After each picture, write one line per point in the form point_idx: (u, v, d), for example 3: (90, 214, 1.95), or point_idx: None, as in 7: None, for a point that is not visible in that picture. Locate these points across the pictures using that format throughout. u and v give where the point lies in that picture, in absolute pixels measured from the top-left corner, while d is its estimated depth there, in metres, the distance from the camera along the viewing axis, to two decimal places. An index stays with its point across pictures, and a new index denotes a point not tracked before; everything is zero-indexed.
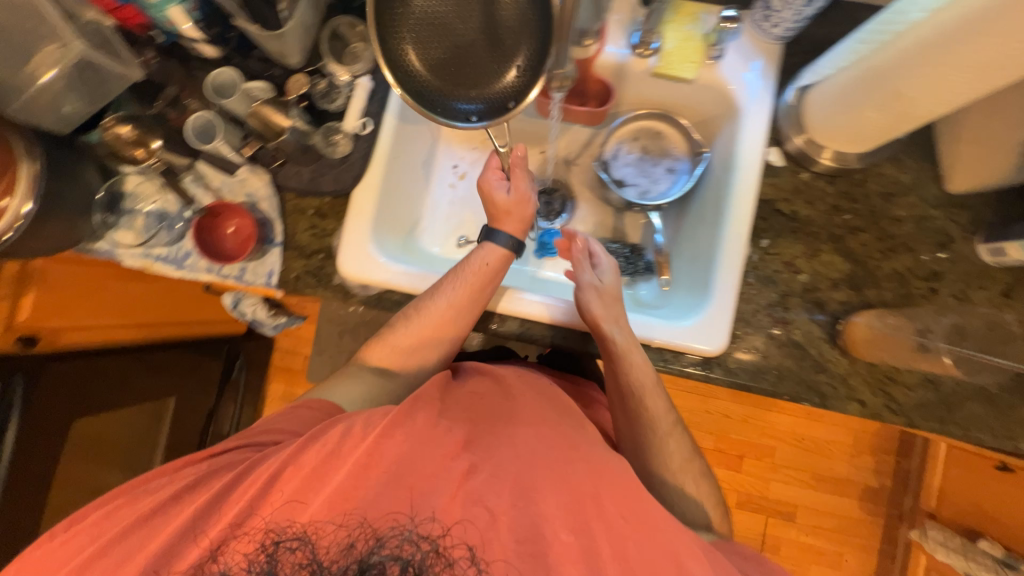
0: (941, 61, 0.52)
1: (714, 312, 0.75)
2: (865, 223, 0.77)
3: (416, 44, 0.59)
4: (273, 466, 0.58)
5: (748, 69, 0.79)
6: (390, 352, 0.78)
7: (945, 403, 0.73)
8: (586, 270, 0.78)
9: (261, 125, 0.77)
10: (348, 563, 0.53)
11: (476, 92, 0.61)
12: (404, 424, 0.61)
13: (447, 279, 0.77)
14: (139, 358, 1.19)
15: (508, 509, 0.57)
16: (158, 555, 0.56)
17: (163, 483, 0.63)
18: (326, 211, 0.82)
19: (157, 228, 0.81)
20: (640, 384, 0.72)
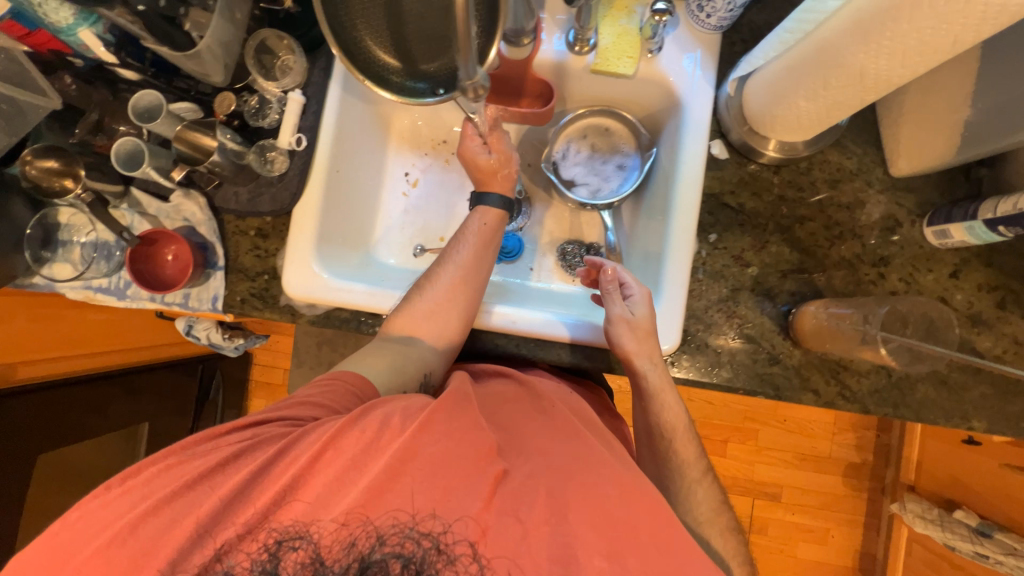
0: (863, 49, 0.51)
1: (666, 305, 0.74)
2: (812, 212, 0.76)
3: (369, 26, 0.56)
4: (317, 443, 0.55)
5: (687, 61, 0.77)
6: (406, 323, 0.74)
7: (897, 387, 0.73)
8: (615, 302, 0.72)
9: (188, 149, 0.74)
10: (347, 561, 0.50)
11: (435, 64, 0.57)
12: (448, 416, 0.57)
13: (452, 246, 0.78)
14: (117, 384, 1.14)
15: (540, 524, 0.53)
16: (173, 548, 0.51)
17: (198, 450, 0.58)
18: (268, 230, 0.80)
19: (94, 259, 0.79)
20: (670, 421, 0.72)
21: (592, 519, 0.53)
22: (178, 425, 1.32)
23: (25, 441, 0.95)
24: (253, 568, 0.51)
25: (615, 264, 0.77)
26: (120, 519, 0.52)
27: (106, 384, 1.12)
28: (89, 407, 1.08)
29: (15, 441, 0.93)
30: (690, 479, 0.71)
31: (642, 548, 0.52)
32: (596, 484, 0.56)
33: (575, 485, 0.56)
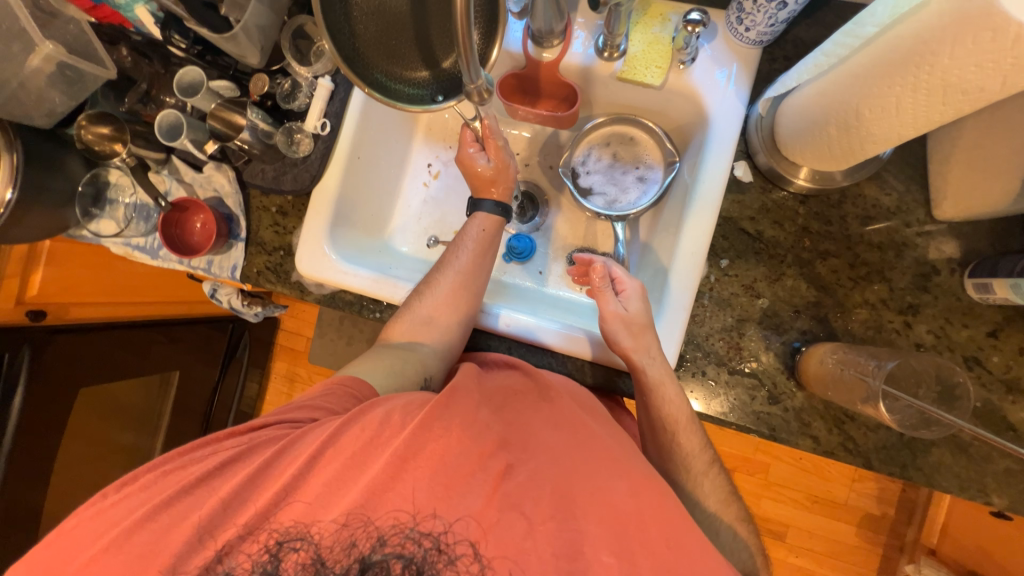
0: (898, 81, 0.47)
1: (666, 327, 0.71)
2: (838, 248, 0.71)
3: (370, 33, 0.57)
4: (316, 440, 0.56)
5: (721, 74, 0.73)
6: (406, 331, 0.76)
7: (908, 447, 0.68)
8: (608, 300, 0.70)
9: (223, 126, 0.78)
10: (348, 563, 0.48)
11: (432, 73, 0.59)
12: (447, 412, 0.56)
13: (451, 250, 0.79)
14: (162, 334, 1.23)
15: (545, 520, 0.51)
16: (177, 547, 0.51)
17: (197, 455, 0.59)
18: (288, 208, 0.84)
19: (133, 219, 0.85)
20: (674, 416, 0.67)
21: (602, 518, 0.52)
22: (206, 377, 1.38)
23: (75, 379, 1.02)
24: (254, 569, 0.50)
25: (603, 259, 0.74)
26: (114, 530, 0.53)
27: (147, 332, 1.19)
28: (134, 349, 1.15)
29: (67, 376, 1.00)
30: (705, 490, 0.68)
31: (651, 555, 0.50)
32: (608, 489, 0.54)
33: (580, 482, 0.54)
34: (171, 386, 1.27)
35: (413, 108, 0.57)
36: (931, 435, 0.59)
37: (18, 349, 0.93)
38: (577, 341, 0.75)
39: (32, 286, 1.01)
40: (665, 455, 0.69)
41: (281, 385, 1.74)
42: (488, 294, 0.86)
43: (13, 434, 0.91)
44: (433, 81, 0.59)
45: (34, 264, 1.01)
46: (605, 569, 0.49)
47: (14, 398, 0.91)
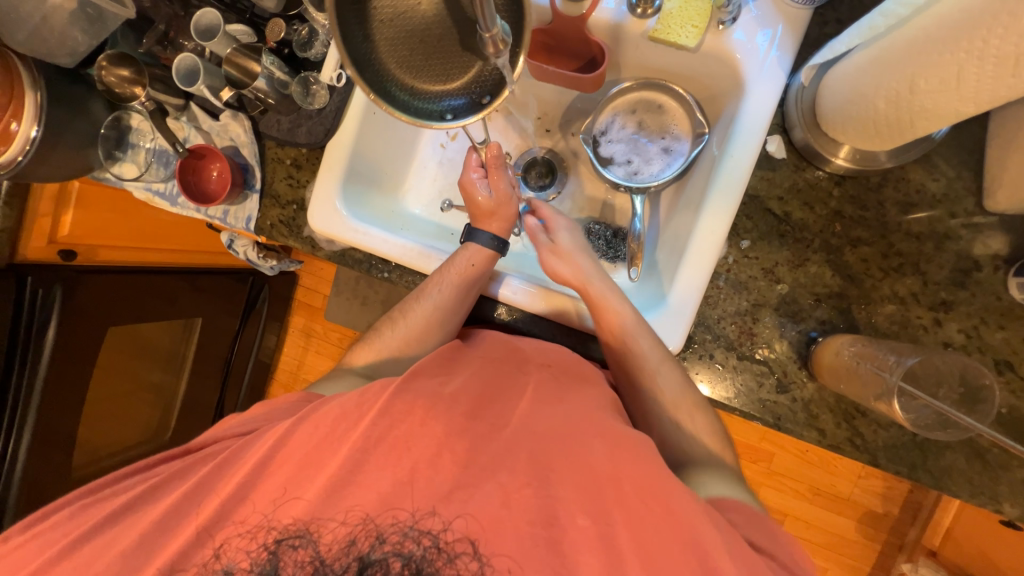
0: (965, 44, 0.41)
1: (665, 316, 0.69)
2: (872, 236, 0.67)
3: (387, 43, 0.52)
4: (320, 421, 0.56)
5: (765, 37, 0.67)
6: (368, 361, 0.78)
7: (920, 448, 0.66)
8: (542, 236, 0.80)
9: (239, 73, 0.78)
10: (348, 561, 0.46)
11: (450, 88, 0.55)
12: (406, 390, 0.56)
13: (433, 280, 0.77)
14: (186, 281, 1.27)
15: (522, 487, 0.51)
16: (184, 535, 0.52)
17: (137, 481, 0.60)
18: (302, 161, 0.84)
19: (152, 163, 0.87)
20: (617, 323, 0.69)
21: (606, 508, 0.50)
22: (227, 328, 1.43)
23: (102, 319, 1.06)
24: (253, 569, 0.48)
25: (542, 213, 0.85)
26: (68, 535, 0.55)
27: (171, 279, 1.24)
28: (162, 295, 1.21)
29: (94, 316, 1.04)
30: None
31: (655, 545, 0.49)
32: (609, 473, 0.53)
33: (582, 464, 0.53)
34: (195, 330, 1.32)
35: (422, 124, 0.54)
36: (946, 437, 0.57)
37: (51, 288, 0.96)
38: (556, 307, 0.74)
39: (63, 226, 1.04)
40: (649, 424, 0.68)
41: (299, 339, 1.80)
42: (503, 264, 0.85)
43: (46, 374, 0.95)
44: (450, 97, 0.55)
45: (65, 204, 1.04)
46: (581, 533, 0.49)
47: (48, 330, 0.95)
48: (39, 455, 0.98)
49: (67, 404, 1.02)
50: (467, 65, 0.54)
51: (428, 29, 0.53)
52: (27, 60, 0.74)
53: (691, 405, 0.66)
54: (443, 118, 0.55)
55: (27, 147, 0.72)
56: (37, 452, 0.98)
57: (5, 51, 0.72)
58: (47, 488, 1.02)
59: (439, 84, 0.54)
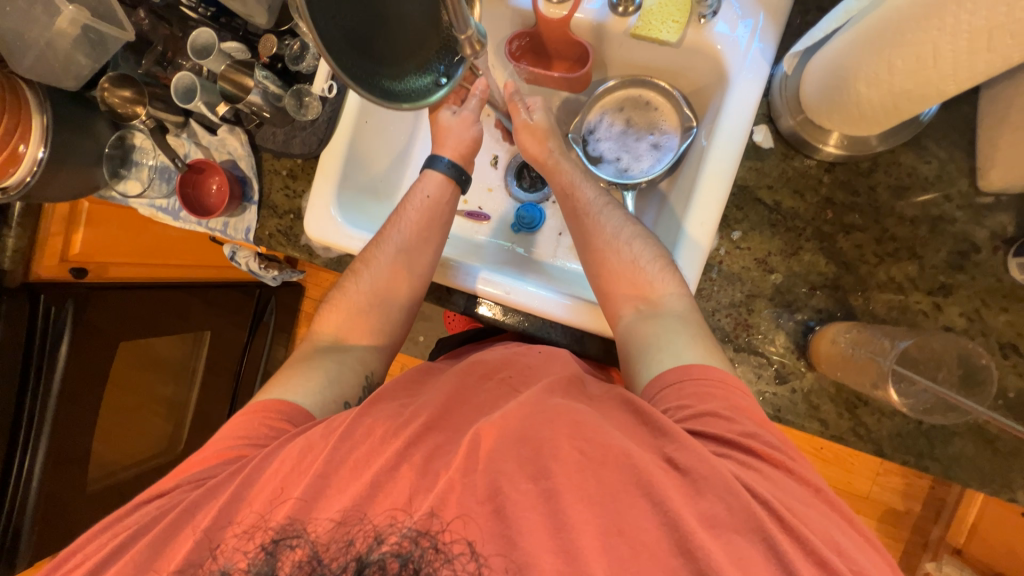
0: (938, 23, 0.42)
1: (686, 251, 0.67)
2: (866, 222, 0.66)
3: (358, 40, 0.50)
4: (294, 451, 0.56)
5: (746, 29, 0.67)
6: (338, 324, 0.77)
7: (926, 437, 0.64)
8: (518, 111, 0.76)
9: (233, 89, 0.80)
10: (346, 561, 0.47)
11: (427, 54, 0.55)
12: (376, 409, 0.60)
13: (391, 223, 0.77)
14: (195, 294, 1.30)
15: (524, 482, 0.48)
16: (189, 544, 0.52)
17: (99, 540, 0.57)
18: (298, 171, 0.86)
19: (155, 180, 0.89)
20: (564, 181, 0.75)
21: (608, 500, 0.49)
22: (235, 339, 1.45)
23: (113, 333, 1.08)
24: (250, 568, 0.49)
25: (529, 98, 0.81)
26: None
27: (181, 293, 1.27)
28: (175, 310, 1.24)
29: (105, 329, 1.06)
30: None
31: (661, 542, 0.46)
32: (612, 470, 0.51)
33: None
34: (202, 343, 1.35)
35: (427, 101, 0.57)
36: (946, 420, 0.57)
37: (64, 304, 0.98)
38: (545, 304, 0.74)
39: (74, 245, 1.08)
40: (600, 280, 0.69)
41: None
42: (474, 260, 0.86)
43: (60, 390, 0.98)
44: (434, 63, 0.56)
45: (76, 223, 1.07)
46: (523, 496, 0.47)
47: (60, 346, 0.97)
48: (53, 469, 1.00)
49: (79, 418, 1.04)
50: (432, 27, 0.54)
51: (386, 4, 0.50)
52: (35, 85, 0.77)
53: (629, 235, 0.69)
54: (439, 83, 0.57)
55: (34, 169, 0.75)
56: (52, 466, 0.99)
57: (12, 77, 0.75)
58: (61, 503, 1.04)
59: (420, 53, 0.54)
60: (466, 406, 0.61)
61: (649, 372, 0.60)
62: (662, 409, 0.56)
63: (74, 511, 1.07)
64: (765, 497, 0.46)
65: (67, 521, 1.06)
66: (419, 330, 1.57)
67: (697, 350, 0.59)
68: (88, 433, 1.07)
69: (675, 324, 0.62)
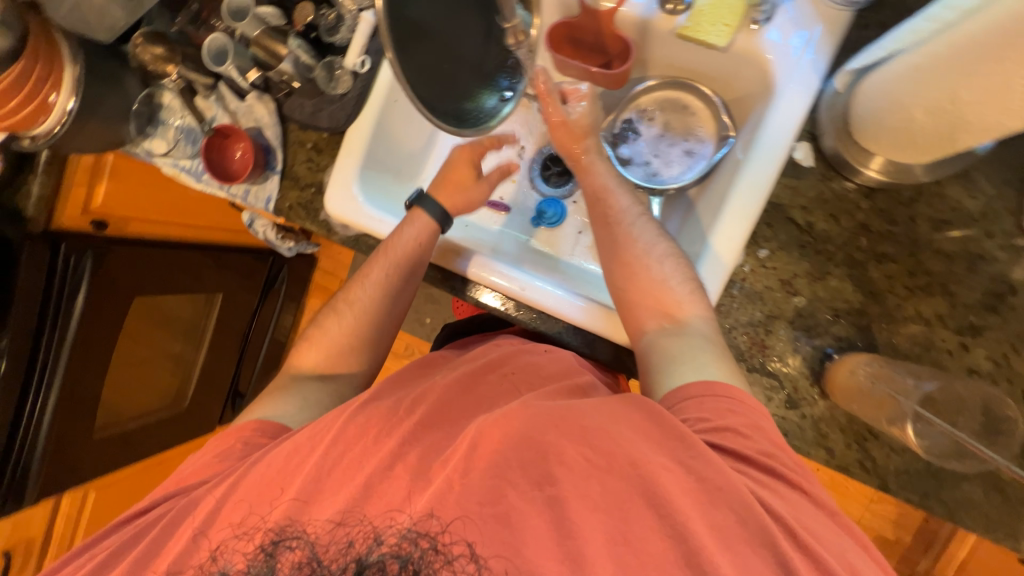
0: (1013, 56, 0.39)
1: (711, 266, 0.66)
2: (899, 252, 0.64)
3: (436, 77, 0.61)
4: (279, 455, 0.57)
5: (799, 39, 0.64)
6: (316, 360, 0.76)
7: (934, 475, 0.63)
8: (554, 104, 0.72)
9: (265, 55, 0.79)
10: (347, 561, 0.46)
11: (487, 85, 0.67)
12: (364, 410, 0.59)
13: (378, 261, 0.77)
14: (213, 258, 1.32)
15: (531, 490, 0.48)
16: (178, 548, 0.54)
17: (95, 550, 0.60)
18: (322, 146, 0.85)
19: (180, 140, 0.88)
20: (599, 184, 0.72)
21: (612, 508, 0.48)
22: (246, 303, 1.47)
23: (126, 285, 1.09)
24: (248, 569, 0.49)
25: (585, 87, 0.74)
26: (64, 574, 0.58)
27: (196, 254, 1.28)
28: (188, 269, 1.25)
29: (120, 283, 1.07)
30: None
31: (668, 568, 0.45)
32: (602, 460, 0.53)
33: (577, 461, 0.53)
34: (213, 309, 1.36)
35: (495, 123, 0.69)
36: (962, 467, 0.58)
37: (82, 255, 0.99)
38: (557, 304, 0.74)
39: (97, 197, 1.08)
40: (627, 291, 0.67)
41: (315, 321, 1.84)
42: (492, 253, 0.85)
43: (74, 337, 0.99)
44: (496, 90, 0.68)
45: (99, 177, 1.07)
46: (528, 503, 0.47)
47: (78, 294, 0.99)
48: (65, 413, 1.03)
49: (93, 368, 1.06)
50: (491, 65, 0.67)
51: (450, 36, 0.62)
52: (70, 34, 0.76)
53: (662, 251, 0.66)
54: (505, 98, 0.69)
55: (64, 118, 0.75)
56: (64, 410, 1.02)
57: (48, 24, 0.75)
58: (70, 445, 1.07)
59: (485, 75, 0.66)
60: (467, 398, 0.63)
61: (671, 382, 0.59)
62: (682, 419, 0.55)
63: (80, 455, 1.10)
64: (779, 514, 0.46)
65: (75, 464, 1.09)
66: (427, 311, 1.58)
67: (721, 366, 0.58)
68: (99, 382, 1.09)
69: (700, 343, 0.60)
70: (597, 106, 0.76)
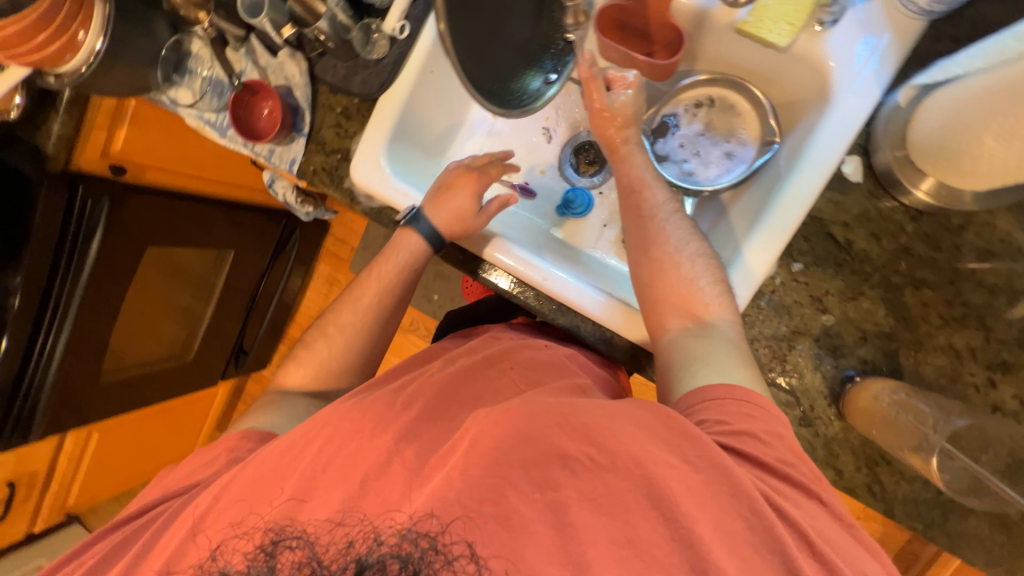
0: None
1: (740, 276, 0.64)
2: (939, 279, 0.62)
3: (482, 52, 0.62)
4: (272, 452, 0.57)
5: (865, 46, 0.61)
6: (304, 378, 0.78)
7: (940, 506, 0.62)
8: (598, 90, 0.70)
9: (302, 11, 0.73)
10: (347, 562, 0.46)
11: (533, 63, 0.68)
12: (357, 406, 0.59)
13: (373, 275, 0.80)
14: (224, 213, 1.30)
15: (534, 490, 0.47)
16: (175, 543, 0.55)
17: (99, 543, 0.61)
18: (353, 111, 0.82)
19: (207, 92, 0.86)
20: (635, 176, 0.70)
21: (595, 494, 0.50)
22: (256, 264, 1.47)
23: (140, 233, 1.08)
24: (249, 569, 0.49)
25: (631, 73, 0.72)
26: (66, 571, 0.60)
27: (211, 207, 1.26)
28: (201, 223, 1.23)
29: (133, 232, 1.06)
30: None
31: None
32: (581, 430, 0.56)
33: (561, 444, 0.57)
34: (224, 265, 1.36)
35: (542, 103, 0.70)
36: (978, 504, 0.61)
37: (100, 200, 0.98)
38: (576, 295, 0.73)
39: (116, 140, 1.06)
40: (653, 287, 0.65)
41: (322, 288, 1.83)
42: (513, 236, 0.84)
43: (86, 282, 0.99)
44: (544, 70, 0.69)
45: (120, 120, 1.05)
46: (531, 508, 0.46)
47: (93, 240, 0.98)
48: (73, 355, 1.03)
49: (102, 315, 1.06)
50: (538, 46, 0.68)
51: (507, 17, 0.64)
52: None
53: (694, 250, 0.64)
54: (548, 81, 0.70)
55: (91, 58, 0.72)
56: (72, 353, 1.03)
57: None
58: (76, 388, 1.08)
59: (531, 56, 0.67)
60: (462, 395, 0.64)
61: (692, 382, 0.58)
62: (699, 421, 0.54)
63: (85, 398, 1.12)
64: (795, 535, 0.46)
65: (81, 405, 1.12)
66: (436, 288, 1.57)
67: (745, 373, 0.57)
68: (107, 329, 1.10)
69: (723, 346, 0.59)
70: (643, 95, 0.73)
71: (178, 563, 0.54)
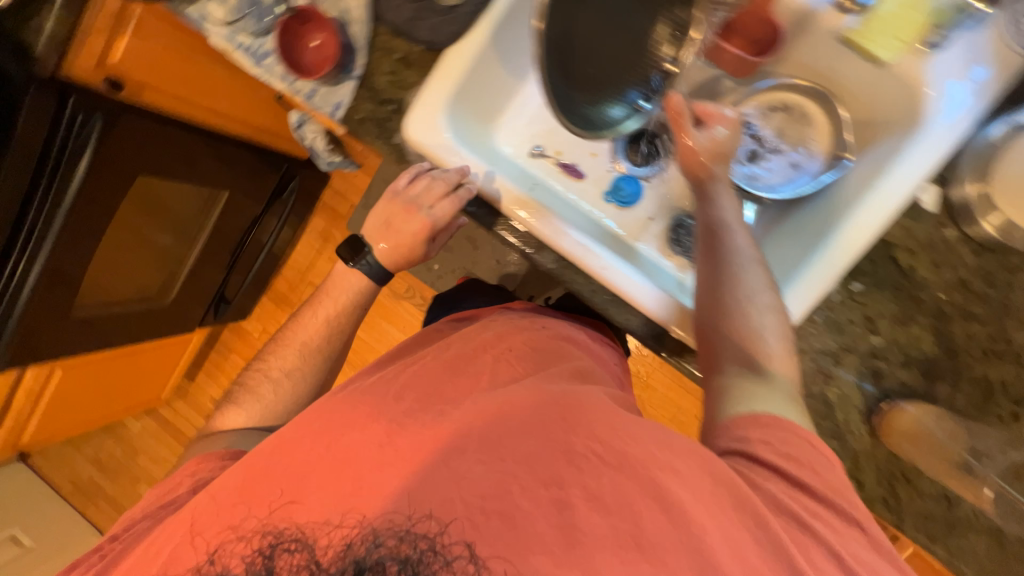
0: None
1: (794, 295, 0.64)
2: (986, 314, 0.64)
3: (561, 74, 0.61)
4: (252, 459, 0.55)
5: (967, 78, 0.61)
6: (245, 413, 0.73)
7: (949, 524, 0.66)
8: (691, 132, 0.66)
9: None
10: (345, 563, 0.45)
11: (621, 90, 0.68)
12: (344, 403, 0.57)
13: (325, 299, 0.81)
14: (214, 149, 1.15)
15: (542, 486, 0.47)
16: (166, 555, 0.50)
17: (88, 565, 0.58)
18: (413, 60, 0.75)
19: (244, 11, 0.76)
20: (722, 214, 0.64)
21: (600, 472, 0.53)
22: (247, 211, 1.35)
23: (133, 159, 0.96)
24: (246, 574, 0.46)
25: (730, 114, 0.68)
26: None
27: (200, 138, 1.10)
28: (189, 157, 1.09)
29: (123, 158, 0.93)
30: None
31: None
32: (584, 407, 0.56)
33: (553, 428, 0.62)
34: (219, 203, 1.25)
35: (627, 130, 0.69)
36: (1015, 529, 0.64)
37: (92, 114, 0.85)
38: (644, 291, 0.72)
39: (115, 51, 0.90)
40: (716, 328, 0.59)
41: (316, 244, 1.72)
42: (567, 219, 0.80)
43: (71, 207, 0.88)
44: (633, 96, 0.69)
45: (123, 28, 0.89)
46: (537, 505, 0.46)
47: (81, 158, 0.86)
48: (48, 287, 0.93)
49: (80, 245, 0.95)
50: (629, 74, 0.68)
51: (599, 45, 0.64)
52: None
53: (769, 301, 0.59)
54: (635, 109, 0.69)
55: None
56: (46, 285, 0.93)
57: None
58: (43, 324, 0.98)
59: (620, 85, 0.67)
60: (459, 376, 0.63)
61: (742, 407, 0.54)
62: (743, 435, 0.52)
63: (48, 337, 1.02)
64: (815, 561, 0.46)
65: (46, 340, 1.02)
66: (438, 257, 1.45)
67: (799, 412, 0.55)
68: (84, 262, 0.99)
69: (781, 397, 0.55)
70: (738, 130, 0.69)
71: (183, 543, 0.50)
